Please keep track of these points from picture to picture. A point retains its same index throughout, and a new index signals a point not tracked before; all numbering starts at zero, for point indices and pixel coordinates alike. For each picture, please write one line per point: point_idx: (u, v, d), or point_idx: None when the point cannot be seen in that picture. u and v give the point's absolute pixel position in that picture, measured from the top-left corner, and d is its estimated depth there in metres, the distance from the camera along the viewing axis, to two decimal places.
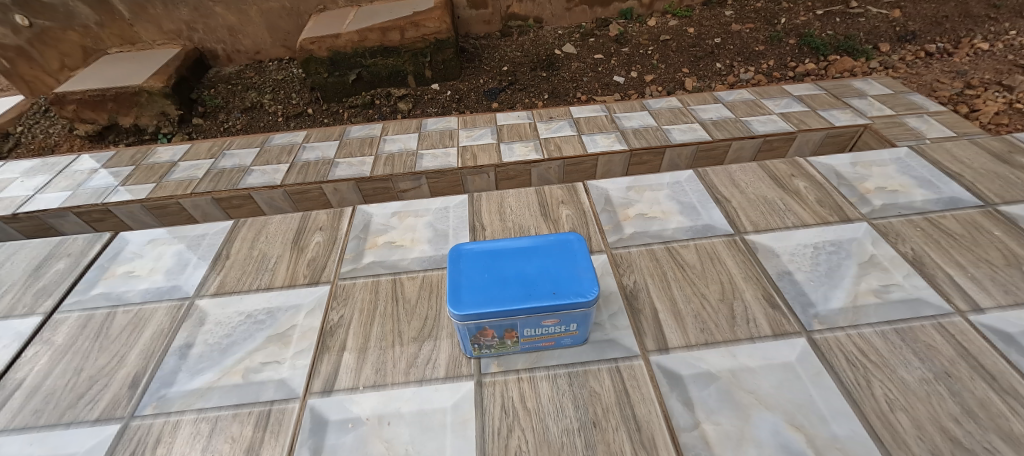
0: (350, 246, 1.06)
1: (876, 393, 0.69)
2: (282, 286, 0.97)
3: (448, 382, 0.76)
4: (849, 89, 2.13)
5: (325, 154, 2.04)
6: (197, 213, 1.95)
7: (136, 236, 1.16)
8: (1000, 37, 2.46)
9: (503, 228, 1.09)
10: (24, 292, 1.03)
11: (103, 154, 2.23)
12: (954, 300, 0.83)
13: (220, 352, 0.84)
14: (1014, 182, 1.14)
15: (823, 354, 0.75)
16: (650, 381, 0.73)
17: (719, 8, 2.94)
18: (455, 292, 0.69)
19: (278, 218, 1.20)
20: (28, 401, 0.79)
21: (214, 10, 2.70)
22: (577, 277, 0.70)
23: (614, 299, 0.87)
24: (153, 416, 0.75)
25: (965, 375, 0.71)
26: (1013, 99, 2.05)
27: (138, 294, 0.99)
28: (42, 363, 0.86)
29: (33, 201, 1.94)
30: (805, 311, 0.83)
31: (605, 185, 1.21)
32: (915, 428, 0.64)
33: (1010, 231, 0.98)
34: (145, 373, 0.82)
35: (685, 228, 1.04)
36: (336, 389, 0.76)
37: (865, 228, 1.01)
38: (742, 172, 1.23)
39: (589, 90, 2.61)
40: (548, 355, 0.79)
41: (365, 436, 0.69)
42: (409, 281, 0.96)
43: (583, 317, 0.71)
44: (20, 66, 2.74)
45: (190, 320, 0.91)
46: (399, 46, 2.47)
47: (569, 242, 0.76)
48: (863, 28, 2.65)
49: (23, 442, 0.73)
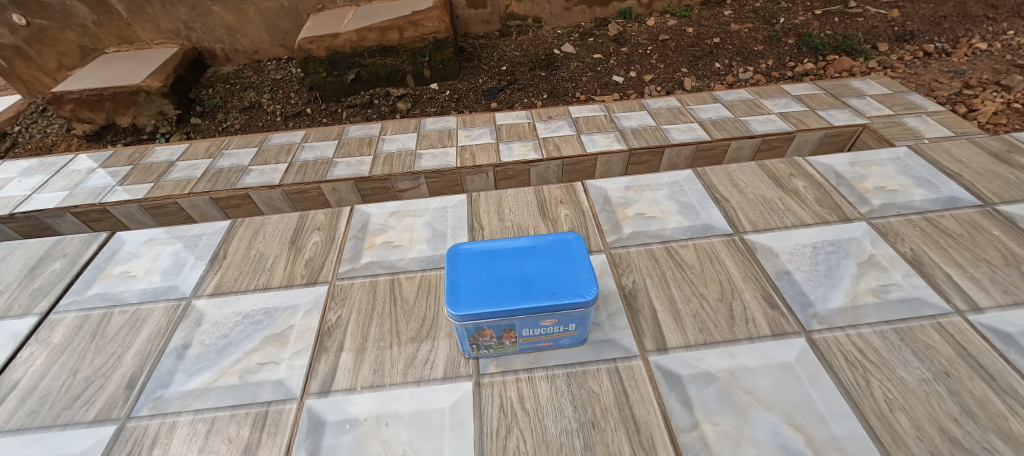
0: (347, 247, 1.06)
1: (875, 393, 0.69)
2: (279, 287, 0.97)
3: (447, 382, 0.75)
4: (847, 89, 2.14)
5: (324, 154, 2.03)
6: (195, 213, 1.94)
7: (133, 236, 1.16)
8: (998, 36, 2.46)
9: (502, 228, 1.09)
10: (20, 292, 1.02)
11: (101, 154, 2.22)
12: (953, 299, 0.83)
13: (218, 352, 0.84)
14: (1013, 182, 1.14)
15: (823, 353, 0.75)
16: (649, 381, 0.73)
17: (718, 8, 2.94)
18: (453, 292, 0.69)
19: (276, 218, 1.19)
20: (23, 402, 0.79)
21: (212, 10, 2.69)
22: (575, 277, 0.70)
23: (613, 299, 0.87)
24: (150, 417, 0.74)
25: (964, 374, 0.71)
26: (1011, 99, 2.06)
27: (135, 294, 0.98)
28: (38, 363, 0.85)
29: (30, 201, 1.93)
30: (804, 310, 0.83)
31: (604, 185, 1.21)
32: (914, 427, 0.64)
33: (1010, 231, 0.98)
34: (142, 373, 0.82)
35: (684, 228, 1.04)
36: (334, 390, 0.75)
37: (864, 227, 1.00)
38: (741, 171, 1.23)
39: (589, 89, 2.61)
40: (547, 356, 0.78)
41: (363, 437, 0.68)
42: (407, 281, 0.96)
43: (582, 317, 0.71)
44: (17, 65, 2.74)
45: (188, 320, 0.91)
46: (398, 45, 2.47)
47: (567, 242, 0.76)
48: (862, 28, 2.65)
49: (18, 443, 0.72)
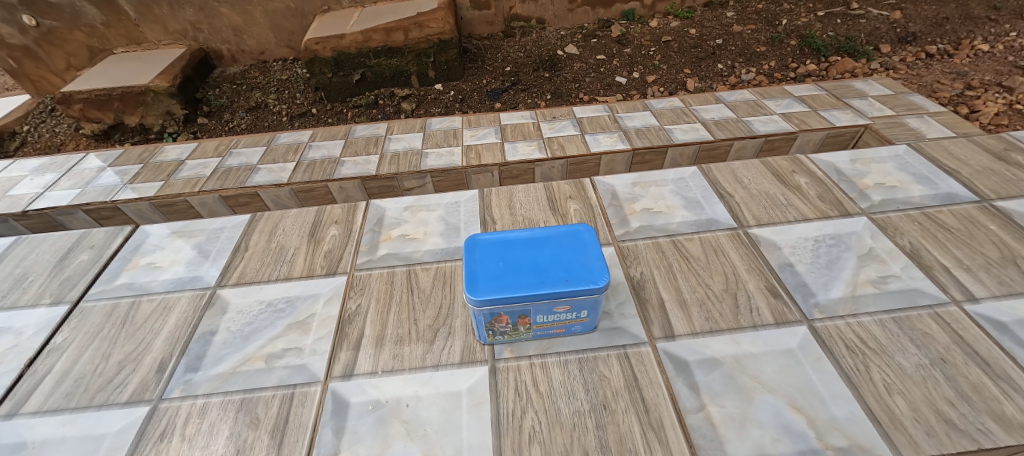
0: (364, 239, 1.10)
1: (874, 378, 0.72)
2: (299, 277, 1.01)
3: (464, 367, 0.79)
4: (849, 90, 2.17)
5: (331, 153, 2.07)
6: (205, 211, 1.99)
7: (156, 229, 1.20)
8: (1000, 38, 2.49)
9: (512, 221, 1.12)
10: (50, 281, 1.06)
11: (110, 154, 2.27)
12: (950, 290, 0.86)
13: (242, 338, 0.87)
14: (1010, 178, 1.18)
15: (823, 341, 0.78)
16: (657, 366, 0.76)
17: (720, 9, 2.98)
18: (471, 280, 0.72)
19: (293, 212, 1.23)
20: (59, 385, 0.83)
21: (220, 11, 2.74)
22: (587, 266, 0.73)
23: (622, 289, 0.91)
24: (181, 399, 0.78)
25: (959, 361, 0.74)
26: (1013, 100, 2.08)
27: (161, 284, 1.02)
28: (70, 350, 0.89)
29: (43, 198, 1.98)
30: (806, 300, 0.86)
31: (611, 181, 1.24)
32: (911, 410, 0.67)
33: (1006, 226, 1.01)
34: (172, 358, 0.85)
35: (689, 222, 1.08)
36: (356, 374, 0.79)
37: (865, 222, 1.04)
38: (744, 168, 1.26)
39: (592, 90, 2.64)
40: (559, 342, 0.82)
41: (384, 418, 0.72)
42: (423, 272, 0.99)
43: (593, 303, 0.74)
44: (27, 66, 2.80)
45: (212, 309, 0.95)
46: (403, 46, 2.51)
47: (579, 233, 0.79)
48: (864, 30, 2.69)
49: (57, 423, 0.76)
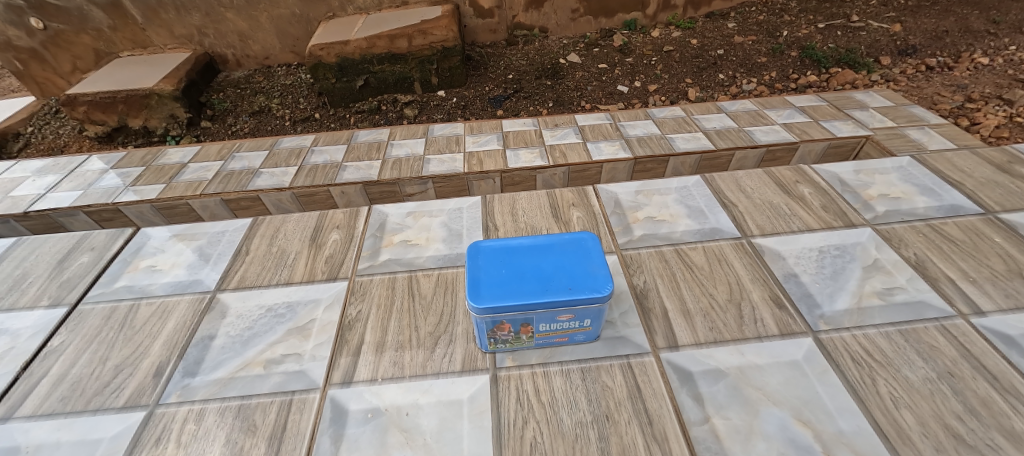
0: (366, 244, 1.09)
1: (881, 391, 0.71)
2: (300, 282, 1.00)
3: (465, 375, 0.78)
4: (850, 101, 2.18)
5: (333, 158, 2.07)
6: (206, 214, 1.99)
7: (158, 232, 1.20)
8: (1000, 51, 2.51)
9: (515, 228, 1.12)
10: (49, 283, 1.06)
11: (113, 155, 2.28)
12: (956, 303, 0.85)
13: (242, 343, 0.87)
14: (1014, 191, 1.17)
15: (829, 352, 0.77)
16: (661, 377, 0.75)
17: (722, 21, 3.01)
18: (475, 286, 0.71)
19: (296, 216, 1.23)
20: (55, 388, 0.82)
21: (225, 16, 2.76)
22: (591, 274, 0.73)
23: (625, 298, 0.90)
24: (177, 404, 0.77)
25: (966, 375, 0.73)
26: (1013, 113, 2.09)
27: (161, 287, 1.02)
28: (68, 352, 0.88)
29: (44, 200, 1.98)
30: (811, 311, 0.85)
31: (615, 189, 1.24)
32: (918, 425, 0.66)
33: (1011, 238, 1.01)
34: (170, 361, 0.85)
35: (693, 231, 1.07)
36: (355, 381, 0.78)
37: (869, 233, 1.03)
38: (748, 178, 1.26)
39: (593, 98, 2.66)
40: (560, 351, 0.81)
41: (384, 426, 0.71)
42: (425, 278, 0.99)
43: (597, 312, 0.73)
44: (33, 67, 2.83)
45: (213, 312, 0.94)
46: (406, 52, 2.53)
47: (584, 241, 0.79)
48: (864, 42, 2.70)
49: (50, 428, 0.75)
